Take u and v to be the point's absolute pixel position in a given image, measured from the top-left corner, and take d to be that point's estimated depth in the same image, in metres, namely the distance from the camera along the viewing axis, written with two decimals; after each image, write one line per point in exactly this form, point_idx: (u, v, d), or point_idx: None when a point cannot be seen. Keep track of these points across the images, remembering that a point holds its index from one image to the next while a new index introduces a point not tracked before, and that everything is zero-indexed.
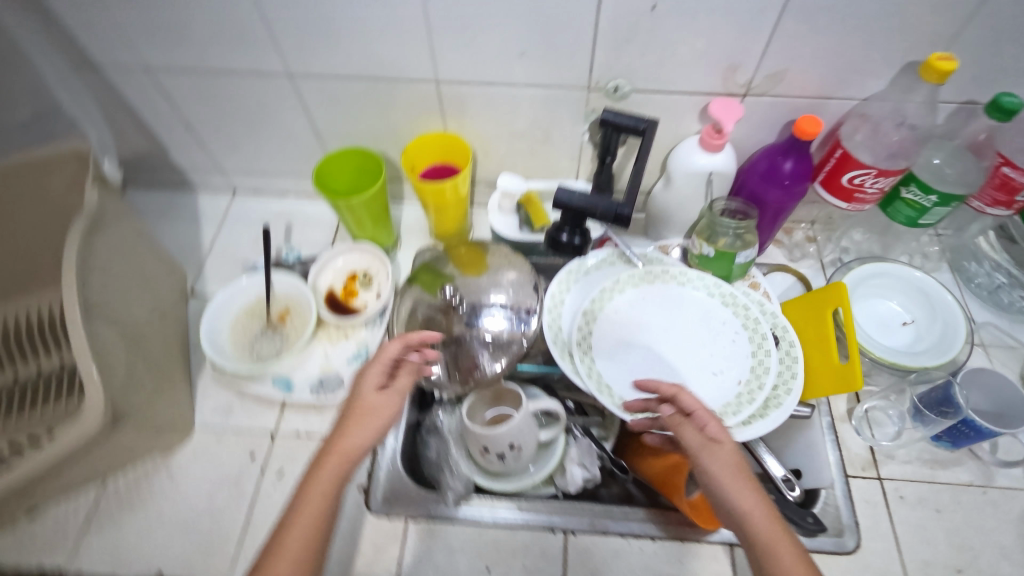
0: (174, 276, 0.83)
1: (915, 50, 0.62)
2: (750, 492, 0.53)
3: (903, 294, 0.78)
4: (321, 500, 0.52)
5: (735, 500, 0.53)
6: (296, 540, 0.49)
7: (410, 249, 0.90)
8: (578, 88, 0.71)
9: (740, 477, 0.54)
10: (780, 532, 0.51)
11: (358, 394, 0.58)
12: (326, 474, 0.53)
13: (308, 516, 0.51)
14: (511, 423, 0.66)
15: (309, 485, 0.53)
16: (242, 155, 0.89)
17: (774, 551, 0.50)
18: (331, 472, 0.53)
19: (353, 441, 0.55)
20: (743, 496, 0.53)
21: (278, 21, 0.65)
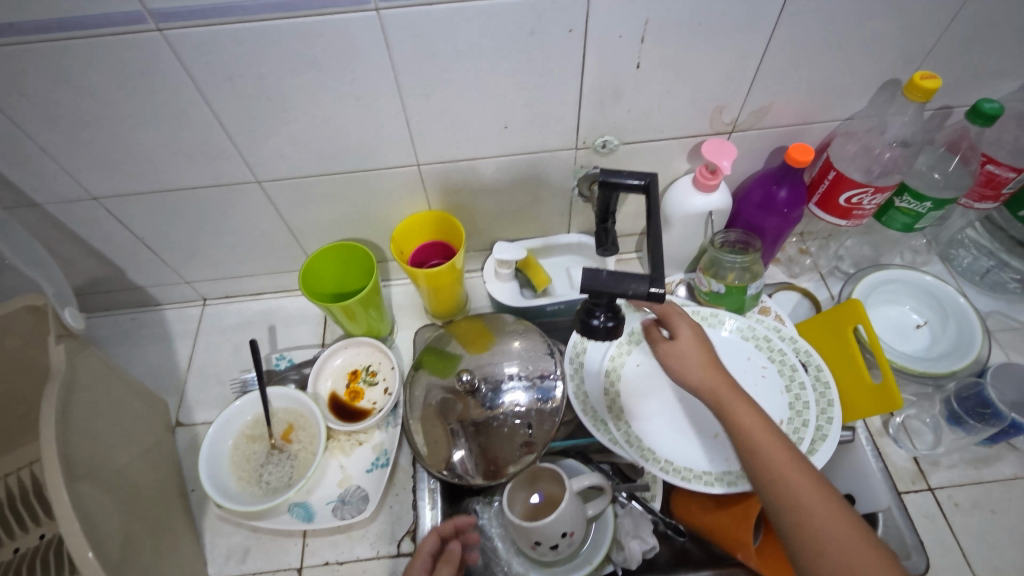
0: (155, 409, 0.75)
1: (893, 70, 0.64)
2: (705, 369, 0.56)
3: (913, 297, 0.79)
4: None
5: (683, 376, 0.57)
6: None
7: (409, 331, 0.85)
8: (566, 148, 0.69)
9: (689, 359, 0.57)
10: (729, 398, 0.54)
11: None
12: None
13: None
14: (560, 511, 0.62)
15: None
16: (210, 264, 0.82)
17: (729, 412, 0.53)
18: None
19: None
20: (689, 372, 0.57)
21: (244, 128, 0.60)
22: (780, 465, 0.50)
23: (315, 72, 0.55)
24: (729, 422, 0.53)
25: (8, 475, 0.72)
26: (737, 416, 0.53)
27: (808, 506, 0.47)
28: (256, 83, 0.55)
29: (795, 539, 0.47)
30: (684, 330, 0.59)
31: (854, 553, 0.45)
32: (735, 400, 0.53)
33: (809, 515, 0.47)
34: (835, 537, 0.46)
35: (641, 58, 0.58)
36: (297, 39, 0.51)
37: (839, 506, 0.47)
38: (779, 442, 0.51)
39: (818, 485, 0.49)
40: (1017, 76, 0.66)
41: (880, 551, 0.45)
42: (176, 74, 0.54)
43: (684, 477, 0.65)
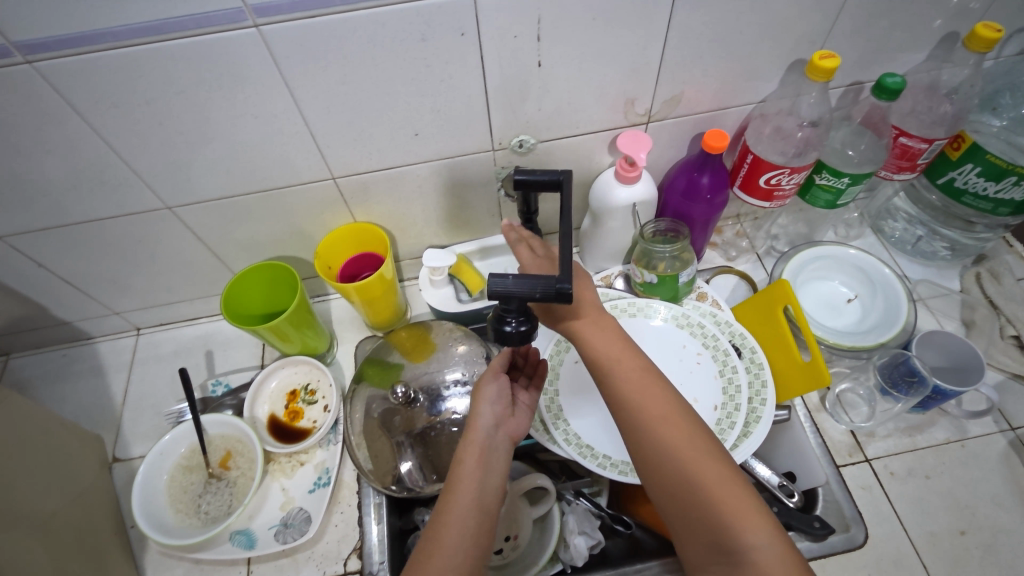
0: (87, 447, 0.73)
1: (798, 51, 0.64)
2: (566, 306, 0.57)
3: (842, 272, 0.81)
4: (465, 511, 0.50)
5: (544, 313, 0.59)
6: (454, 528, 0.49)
7: (349, 344, 0.84)
8: (483, 150, 0.68)
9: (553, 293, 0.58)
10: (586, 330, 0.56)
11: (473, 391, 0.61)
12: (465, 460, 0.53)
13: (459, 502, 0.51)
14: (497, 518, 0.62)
15: (456, 489, 0.52)
16: (138, 294, 0.80)
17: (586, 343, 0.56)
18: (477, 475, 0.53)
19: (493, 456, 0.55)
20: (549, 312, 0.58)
21: (142, 155, 0.59)
22: (632, 383, 0.53)
23: (204, 92, 0.53)
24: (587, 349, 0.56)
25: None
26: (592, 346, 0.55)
27: (651, 418, 0.51)
28: (145, 108, 0.54)
29: (638, 450, 0.51)
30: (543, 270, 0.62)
31: (686, 457, 0.49)
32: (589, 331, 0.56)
33: (650, 427, 0.50)
34: (670, 445, 0.49)
35: (542, 56, 0.58)
36: (178, 62, 0.50)
37: (677, 415, 0.51)
38: (628, 364, 0.54)
39: (661, 399, 0.52)
40: (921, 48, 0.67)
41: (703, 444, 0.49)
42: (57, 106, 0.52)
43: (623, 471, 0.65)
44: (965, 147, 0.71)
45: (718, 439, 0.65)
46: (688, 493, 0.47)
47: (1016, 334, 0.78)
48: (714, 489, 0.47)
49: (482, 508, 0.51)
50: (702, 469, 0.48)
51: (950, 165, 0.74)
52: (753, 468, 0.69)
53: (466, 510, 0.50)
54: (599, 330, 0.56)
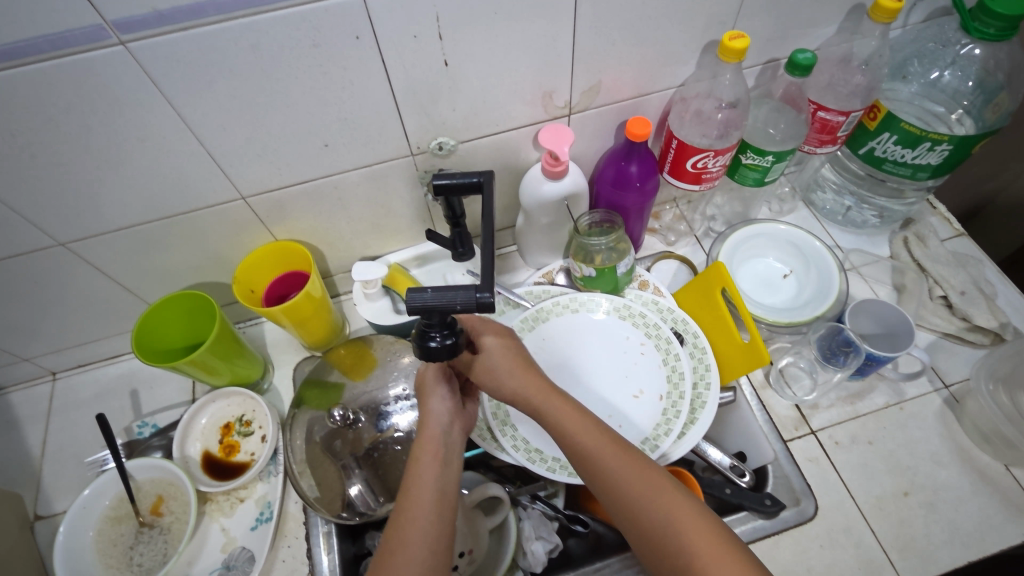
0: (2, 509, 0.67)
1: (710, 32, 0.63)
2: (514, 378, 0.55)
3: (777, 249, 0.82)
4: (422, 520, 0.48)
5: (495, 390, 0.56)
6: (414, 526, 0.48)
7: (287, 367, 0.80)
8: (401, 156, 0.66)
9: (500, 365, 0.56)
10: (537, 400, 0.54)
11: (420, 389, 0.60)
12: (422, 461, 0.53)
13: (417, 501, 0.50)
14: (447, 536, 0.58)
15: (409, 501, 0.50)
16: (46, 338, 0.74)
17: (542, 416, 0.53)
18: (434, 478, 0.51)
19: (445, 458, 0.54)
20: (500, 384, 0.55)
21: (20, 191, 0.54)
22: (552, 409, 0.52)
23: (76, 119, 0.49)
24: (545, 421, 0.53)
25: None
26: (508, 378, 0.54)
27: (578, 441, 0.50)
28: (12, 140, 0.49)
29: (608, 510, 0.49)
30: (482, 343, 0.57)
31: (621, 472, 0.48)
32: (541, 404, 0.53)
33: (580, 454, 0.50)
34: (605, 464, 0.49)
35: (447, 55, 0.55)
36: (39, 88, 0.45)
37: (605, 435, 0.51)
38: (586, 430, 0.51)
39: (587, 421, 0.51)
40: (830, 22, 0.67)
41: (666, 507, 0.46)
42: None
43: (573, 472, 0.64)
44: (880, 118, 0.72)
45: (665, 430, 0.65)
46: (630, 508, 0.47)
47: (944, 294, 0.78)
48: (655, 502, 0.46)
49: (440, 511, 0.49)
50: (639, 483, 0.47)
51: (869, 135, 0.75)
52: (704, 451, 0.71)
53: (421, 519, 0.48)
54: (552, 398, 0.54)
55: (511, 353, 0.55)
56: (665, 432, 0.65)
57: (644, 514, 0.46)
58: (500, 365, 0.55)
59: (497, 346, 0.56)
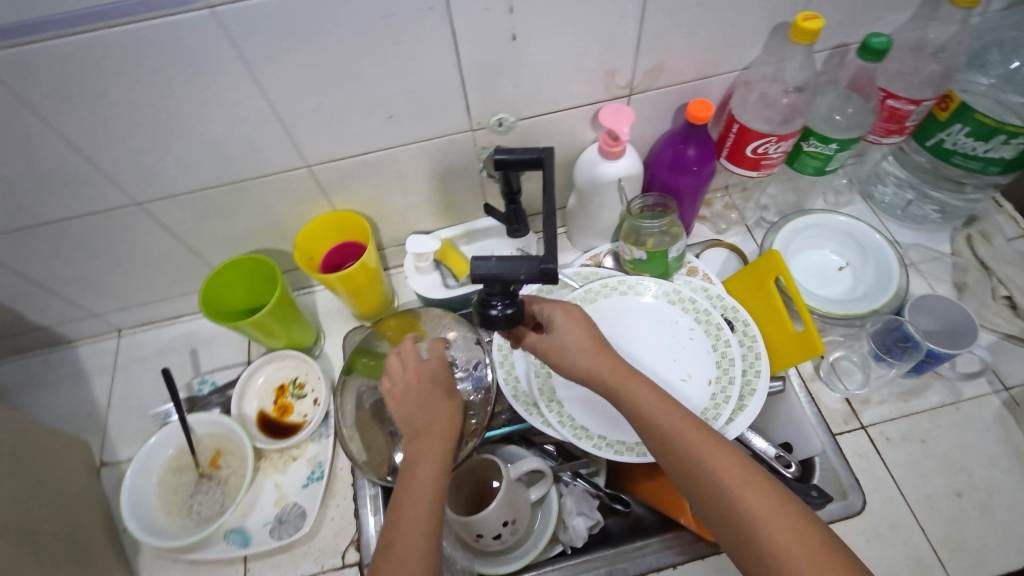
0: (74, 452, 0.72)
1: (781, 14, 0.62)
2: (587, 359, 0.54)
3: (833, 240, 0.80)
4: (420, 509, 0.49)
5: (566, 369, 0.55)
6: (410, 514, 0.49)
7: (337, 335, 0.83)
8: (460, 131, 0.66)
9: (574, 347, 0.54)
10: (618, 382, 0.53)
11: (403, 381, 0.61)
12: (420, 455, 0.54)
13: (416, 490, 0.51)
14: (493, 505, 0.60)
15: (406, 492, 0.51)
16: (115, 295, 0.78)
17: (621, 398, 0.52)
18: (430, 474, 0.52)
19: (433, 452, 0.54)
20: (575, 366, 0.54)
21: (104, 149, 0.56)
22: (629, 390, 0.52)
23: (161, 81, 0.51)
24: (626, 405, 0.52)
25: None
26: (581, 357, 0.54)
27: (657, 424, 0.50)
28: (102, 100, 0.51)
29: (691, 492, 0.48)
30: (556, 323, 0.56)
31: (701, 457, 0.47)
32: (622, 386, 0.52)
33: (662, 439, 0.49)
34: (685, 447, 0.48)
35: (515, 29, 0.55)
36: (131, 50, 0.48)
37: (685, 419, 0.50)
38: (672, 414, 0.50)
39: (666, 404, 0.51)
40: (906, 7, 0.65)
41: (755, 488, 0.45)
42: (7, 101, 0.49)
43: (619, 450, 0.64)
44: (953, 108, 0.70)
45: (714, 414, 0.65)
46: (709, 490, 0.46)
47: (1008, 294, 0.77)
48: (737, 492, 0.45)
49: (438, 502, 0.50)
50: (719, 470, 0.46)
51: (939, 126, 0.73)
52: (749, 440, 0.69)
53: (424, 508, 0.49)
54: (636, 379, 0.53)
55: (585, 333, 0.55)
56: (713, 416, 0.65)
57: (725, 503, 0.45)
58: (571, 344, 0.55)
59: (566, 324, 0.56)
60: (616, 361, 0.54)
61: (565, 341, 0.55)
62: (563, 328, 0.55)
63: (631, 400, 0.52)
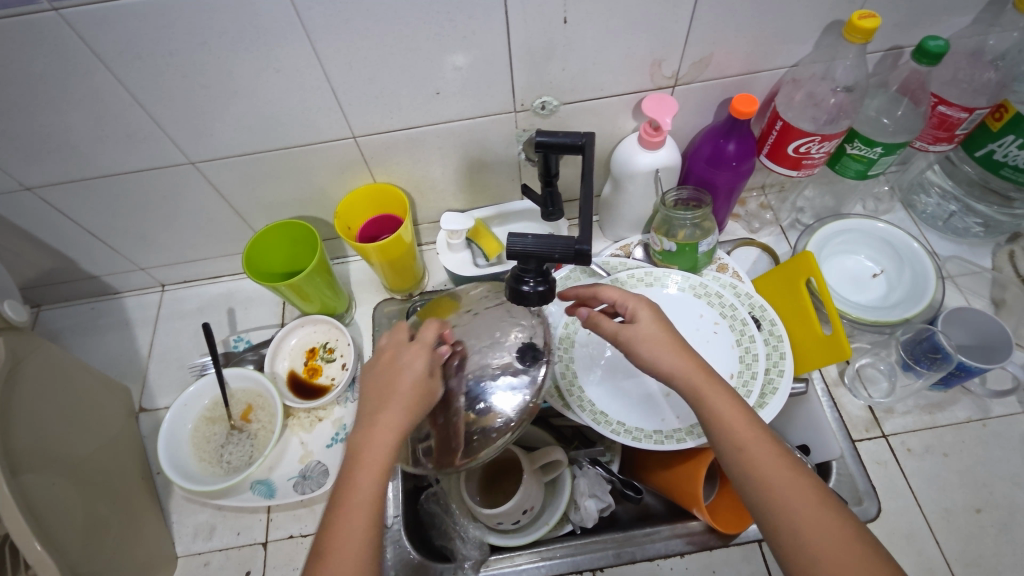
0: (116, 395, 0.76)
1: (836, 12, 0.61)
2: (668, 355, 0.51)
3: (868, 246, 0.79)
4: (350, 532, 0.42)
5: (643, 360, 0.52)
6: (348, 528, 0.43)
7: (367, 307, 0.85)
8: (505, 112, 0.67)
9: (657, 340, 0.52)
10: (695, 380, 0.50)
11: (395, 356, 0.51)
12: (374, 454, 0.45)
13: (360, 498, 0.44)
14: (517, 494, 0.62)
15: (342, 499, 0.44)
16: (162, 250, 0.81)
17: (697, 396, 0.50)
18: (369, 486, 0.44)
19: (378, 454, 0.45)
20: (654, 357, 0.52)
21: (167, 108, 0.59)
22: (706, 392, 0.49)
23: (226, 44, 0.53)
24: (701, 406, 0.50)
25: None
26: (659, 351, 0.51)
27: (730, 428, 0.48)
28: (170, 59, 0.54)
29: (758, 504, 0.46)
30: (640, 316, 0.54)
31: (775, 473, 0.45)
32: (702, 383, 0.49)
33: (736, 445, 0.47)
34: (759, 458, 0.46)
35: (568, 13, 0.56)
36: (202, 12, 0.50)
37: (759, 429, 0.48)
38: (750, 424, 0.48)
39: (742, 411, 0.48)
40: (967, 11, 0.63)
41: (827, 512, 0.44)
42: (83, 55, 0.52)
43: (636, 437, 0.65)
44: (1007, 118, 0.68)
45: None
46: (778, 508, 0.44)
47: None
48: (808, 515, 0.43)
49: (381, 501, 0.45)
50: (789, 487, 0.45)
51: (990, 136, 0.71)
52: None
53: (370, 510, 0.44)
54: (716, 378, 0.50)
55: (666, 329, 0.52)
56: None
57: (792, 522, 0.44)
58: (650, 338, 0.52)
59: (647, 320, 0.54)
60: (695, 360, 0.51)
61: (646, 334, 0.52)
62: (645, 323, 0.53)
63: (710, 400, 0.49)
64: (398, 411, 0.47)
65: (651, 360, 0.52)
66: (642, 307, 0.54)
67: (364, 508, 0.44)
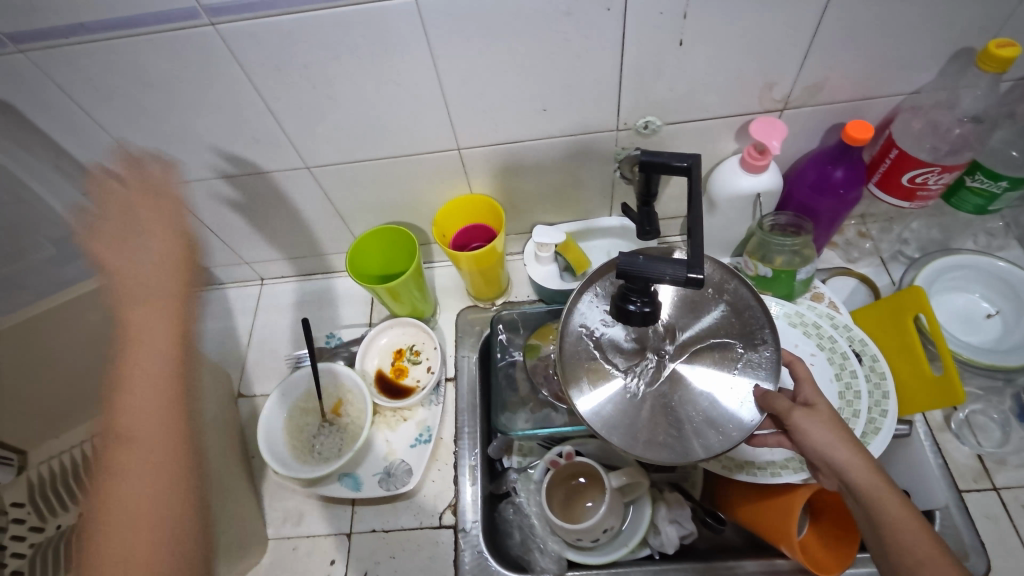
0: (219, 381, 0.81)
1: (967, 39, 0.58)
2: (846, 452, 0.48)
3: (983, 285, 0.74)
4: (129, 452, 0.54)
5: (822, 451, 0.49)
6: (114, 463, 0.54)
7: (451, 313, 0.87)
8: (607, 129, 0.68)
9: (834, 430, 0.49)
10: (879, 484, 0.47)
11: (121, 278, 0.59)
12: (139, 394, 0.56)
13: (116, 448, 0.54)
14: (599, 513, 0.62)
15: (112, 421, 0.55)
16: (267, 247, 0.86)
17: (870, 505, 0.47)
18: (129, 401, 0.55)
19: (132, 385, 0.56)
20: (835, 449, 0.48)
21: (294, 116, 0.63)
22: (879, 501, 0.46)
23: (357, 59, 0.56)
24: (873, 511, 0.46)
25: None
26: (832, 447, 0.48)
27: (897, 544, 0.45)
28: (307, 73, 0.58)
29: None
30: (816, 400, 0.51)
31: None
32: (876, 492, 0.46)
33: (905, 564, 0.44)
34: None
35: (684, 34, 0.56)
36: (340, 28, 0.53)
37: (933, 549, 0.44)
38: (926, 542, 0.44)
39: (912, 525, 0.45)
40: None
41: None
42: (230, 66, 0.57)
43: (726, 467, 0.64)
44: None
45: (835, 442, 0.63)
46: None
47: None
48: None
49: (144, 450, 0.55)
50: None
51: None
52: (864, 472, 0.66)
53: (131, 456, 0.54)
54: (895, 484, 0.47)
55: (835, 424, 0.49)
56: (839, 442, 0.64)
57: None
58: (817, 433, 0.49)
59: (820, 409, 0.51)
60: (875, 468, 0.48)
61: (815, 422, 0.49)
62: (818, 411, 0.50)
63: (882, 507, 0.46)
64: (147, 354, 0.58)
65: (813, 447, 0.49)
66: (815, 393, 0.52)
67: (120, 455, 0.54)
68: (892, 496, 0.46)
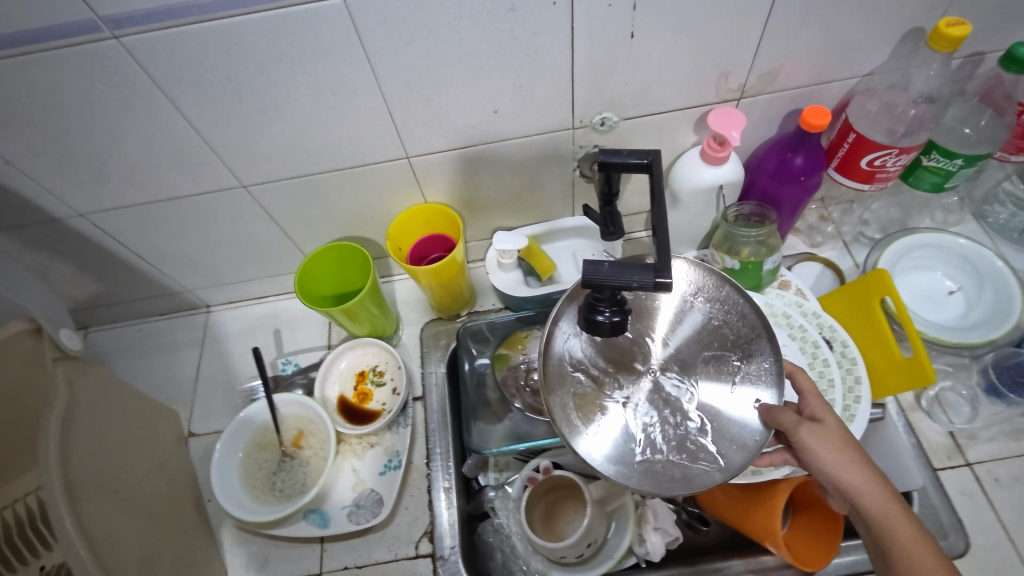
0: (167, 420, 0.75)
1: (918, 18, 0.57)
2: (859, 475, 0.47)
3: (945, 263, 0.75)
4: None
5: (835, 473, 0.47)
6: None
7: (415, 328, 0.83)
8: (562, 128, 0.65)
9: (847, 451, 0.47)
10: (893, 509, 0.46)
11: None
12: None
13: None
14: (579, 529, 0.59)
15: None
16: (208, 272, 0.80)
17: (883, 530, 0.46)
18: None
19: None
20: (847, 471, 0.47)
21: (222, 133, 0.58)
22: (893, 528, 0.45)
23: (285, 68, 0.52)
24: (885, 536, 0.45)
25: (16, 500, 0.71)
26: (846, 470, 0.47)
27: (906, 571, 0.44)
28: (231, 86, 0.53)
29: None
30: (826, 417, 0.50)
31: None
32: (891, 517, 0.45)
33: None
34: None
35: (635, 26, 0.54)
36: (262, 35, 0.48)
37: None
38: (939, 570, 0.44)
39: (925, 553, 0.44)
40: None
41: None
42: (142, 82, 0.51)
43: None
44: None
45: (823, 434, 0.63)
46: None
47: None
48: None
49: None
50: None
51: None
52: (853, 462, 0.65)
53: None
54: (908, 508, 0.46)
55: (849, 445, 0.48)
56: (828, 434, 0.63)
57: None
58: (830, 454, 0.47)
59: (832, 427, 0.49)
60: (889, 492, 0.46)
61: (828, 443, 0.48)
62: (829, 430, 0.48)
63: (896, 534, 0.45)
64: None
65: (824, 468, 0.47)
66: (825, 408, 0.50)
67: None
68: (904, 522, 0.45)
